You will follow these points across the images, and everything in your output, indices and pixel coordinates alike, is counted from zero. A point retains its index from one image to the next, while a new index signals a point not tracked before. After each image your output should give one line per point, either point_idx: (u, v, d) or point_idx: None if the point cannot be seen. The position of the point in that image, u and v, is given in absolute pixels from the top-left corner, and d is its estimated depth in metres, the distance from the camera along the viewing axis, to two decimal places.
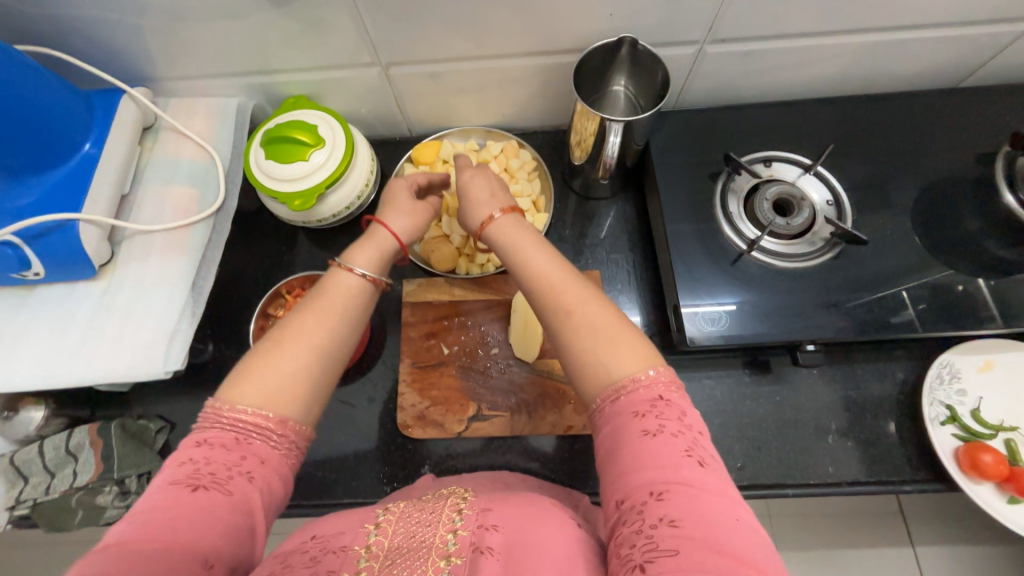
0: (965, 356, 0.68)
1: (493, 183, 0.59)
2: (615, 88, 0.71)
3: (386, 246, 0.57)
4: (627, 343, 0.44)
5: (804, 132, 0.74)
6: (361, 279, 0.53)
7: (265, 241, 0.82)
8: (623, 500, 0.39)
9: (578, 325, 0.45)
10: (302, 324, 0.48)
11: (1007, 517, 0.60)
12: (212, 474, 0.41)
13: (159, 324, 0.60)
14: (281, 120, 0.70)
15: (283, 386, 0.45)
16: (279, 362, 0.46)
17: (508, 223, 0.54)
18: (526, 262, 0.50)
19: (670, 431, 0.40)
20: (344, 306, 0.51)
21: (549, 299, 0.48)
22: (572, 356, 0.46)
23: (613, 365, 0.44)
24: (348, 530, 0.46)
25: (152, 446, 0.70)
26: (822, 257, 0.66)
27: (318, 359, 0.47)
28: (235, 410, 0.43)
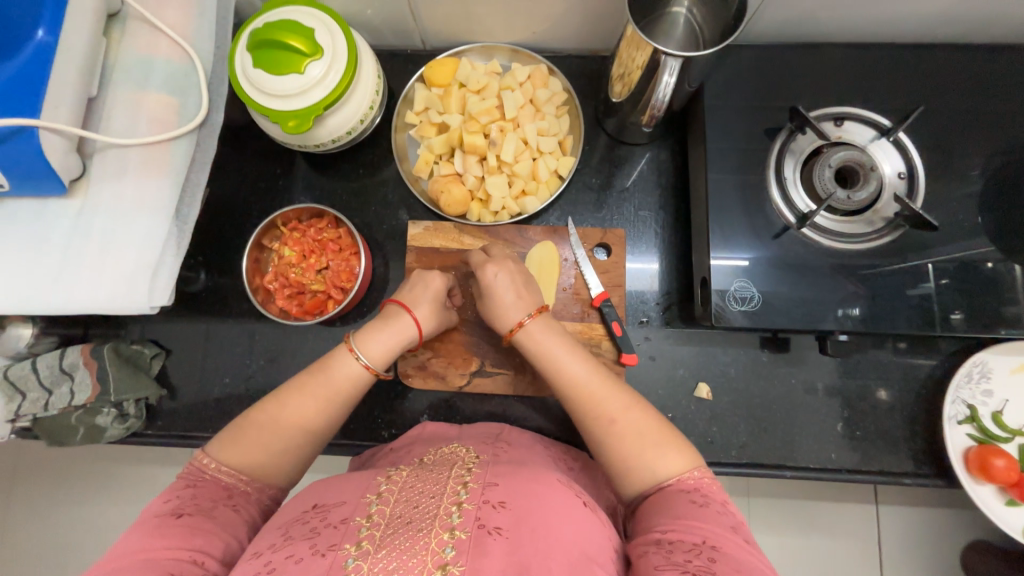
0: (1002, 357, 0.63)
1: (517, 278, 0.59)
2: (674, 10, 0.59)
3: (403, 338, 0.56)
4: (673, 448, 0.48)
5: (889, 84, 0.62)
6: (358, 367, 0.53)
7: (257, 162, 0.74)
8: (668, 533, 0.41)
9: (620, 433, 0.49)
10: (296, 396, 0.50)
11: (1000, 518, 0.60)
12: (196, 504, 0.43)
13: (141, 254, 0.55)
14: (270, 19, 0.58)
15: (273, 455, 0.48)
16: (271, 433, 0.48)
17: (540, 329, 0.56)
18: (563, 365, 0.53)
19: (716, 508, 0.44)
20: (344, 397, 0.52)
21: (585, 409, 0.51)
22: (614, 456, 0.49)
23: (657, 467, 0.47)
24: (349, 500, 0.46)
25: (148, 371, 0.69)
26: (879, 240, 0.58)
27: (306, 428, 0.50)
28: (221, 471, 0.47)
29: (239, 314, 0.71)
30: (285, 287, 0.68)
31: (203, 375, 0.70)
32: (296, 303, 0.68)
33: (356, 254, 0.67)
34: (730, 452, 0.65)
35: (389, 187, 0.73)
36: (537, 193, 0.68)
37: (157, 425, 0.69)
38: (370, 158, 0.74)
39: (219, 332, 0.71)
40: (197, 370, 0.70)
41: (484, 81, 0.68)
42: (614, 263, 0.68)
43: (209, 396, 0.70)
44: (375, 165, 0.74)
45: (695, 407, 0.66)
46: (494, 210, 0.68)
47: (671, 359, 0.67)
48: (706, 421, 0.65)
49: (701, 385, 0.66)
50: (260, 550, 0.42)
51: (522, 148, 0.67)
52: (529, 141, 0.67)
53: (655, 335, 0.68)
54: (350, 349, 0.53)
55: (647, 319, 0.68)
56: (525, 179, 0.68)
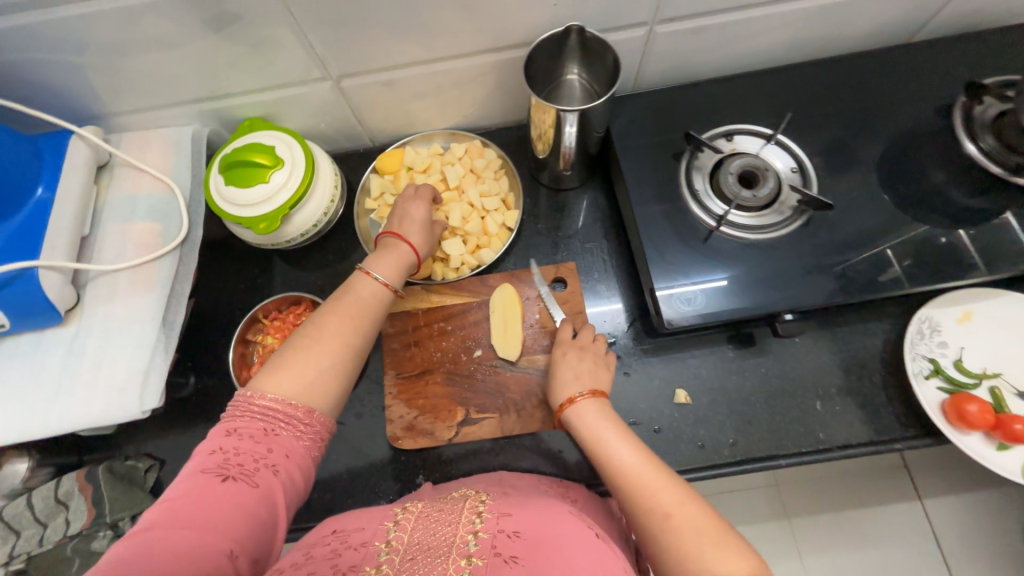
0: (943, 309, 0.68)
1: (586, 369, 0.63)
2: (569, 77, 0.71)
3: (405, 258, 0.62)
4: (731, 548, 0.43)
5: (764, 102, 0.74)
6: (378, 286, 0.58)
7: (237, 267, 0.81)
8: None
9: (673, 527, 0.45)
10: (338, 324, 0.53)
11: (998, 464, 0.61)
12: (240, 466, 0.44)
13: (132, 364, 0.59)
14: (237, 145, 0.69)
15: (320, 375, 0.50)
16: (315, 355, 0.50)
17: (589, 409, 0.58)
18: (613, 449, 0.53)
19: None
20: (372, 309, 0.56)
21: (633, 495, 0.49)
22: (669, 553, 0.45)
23: (715, 570, 0.42)
24: (367, 527, 0.49)
25: (142, 485, 0.70)
26: (791, 225, 0.66)
27: (346, 355, 0.52)
28: (264, 400, 0.47)
29: None
30: None
31: None
32: None
33: None
34: (723, 453, 0.65)
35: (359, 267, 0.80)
36: (490, 246, 0.75)
37: None
38: (338, 244, 0.81)
39: (212, 432, 0.73)
40: None
41: (428, 162, 0.78)
42: (572, 293, 0.74)
43: None
44: (344, 250, 0.81)
45: (678, 414, 0.68)
46: (455, 267, 0.74)
47: (644, 372, 0.70)
48: (691, 426, 0.67)
49: (678, 391, 0.68)
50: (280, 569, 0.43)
51: (469, 211, 0.75)
52: (475, 203, 0.76)
53: (625, 353, 0.71)
54: (364, 271, 0.58)
55: (614, 339, 0.72)
56: (478, 236, 0.75)
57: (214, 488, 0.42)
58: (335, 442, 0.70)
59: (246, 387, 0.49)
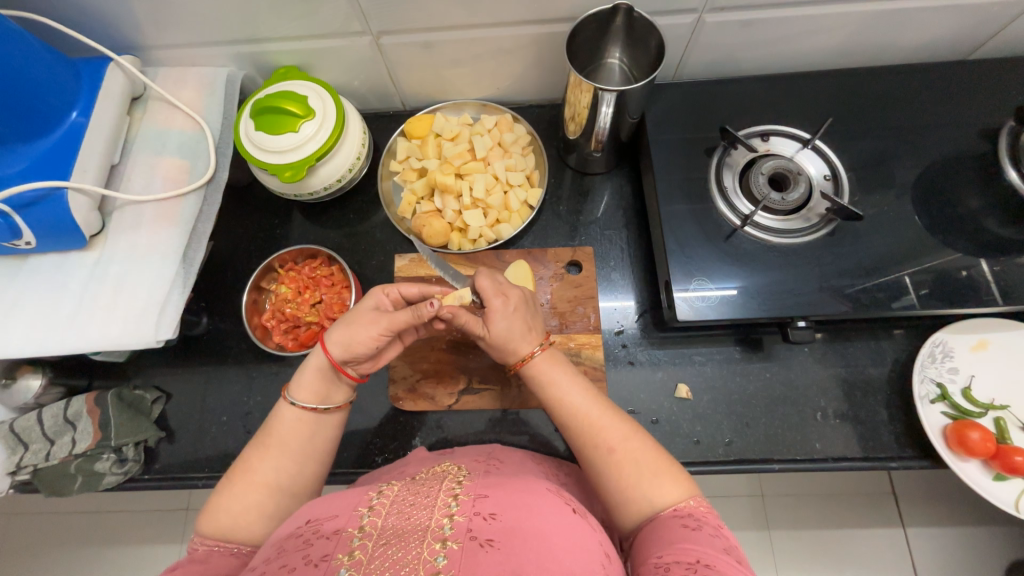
0: (959, 335, 0.67)
1: (526, 317, 0.59)
2: (610, 61, 0.70)
3: (326, 373, 0.56)
4: (669, 477, 0.48)
5: (805, 105, 0.72)
6: (300, 414, 0.55)
7: (257, 215, 0.82)
8: (664, 557, 0.41)
9: (617, 461, 0.49)
10: (255, 464, 0.51)
11: (991, 493, 0.61)
12: (192, 560, 0.46)
13: (150, 294, 0.60)
14: (270, 91, 0.69)
15: (245, 512, 0.49)
16: (235, 500, 0.50)
17: (548, 362, 0.57)
18: (569, 396, 0.54)
19: (709, 531, 0.44)
20: (294, 442, 0.53)
21: (584, 436, 0.52)
22: (615, 483, 0.49)
23: (652, 496, 0.47)
24: (341, 515, 0.47)
25: (148, 415, 0.71)
26: (817, 232, 0.65)
27: (273, 495, 0.51)
28: (204, 540, 0.48)
29: (237, 355, 0.75)
30: (281, 323, 0.73)
31: (201, 416, 0.73)
32: (292, 337, 0.73)
33: (347, 287, 0.73)
34: (717, 451, 0.66)
35: (377, 228, 0.81)
36: (510, 221, 0.75)
37: (154, 469, 0.71)
38: (360, 204, 0.82)
39: (219, 373, 0.75)
40: (194, 412, 0.73)
41: (457, 130, 0.77)
42: (586, 277, 0.74)
43: (206, 436, 0.72)
44: (363, 210, 0.81)
45: (677, 408, 0.68)
46: (472, 238, 0.75)
47: (649, 364, 0.70)
48: (689, 421, 0.67)
49: (681, 386, 0.68)
50: (256, 563, 0.45)
51: (493, 183, 0.75)
52: (499, 176, 0.75)
53: (632, 344, 0.72)
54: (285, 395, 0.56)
55: (622, 329, 0.72)
56: (499, 209, 0.75)
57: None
58: None
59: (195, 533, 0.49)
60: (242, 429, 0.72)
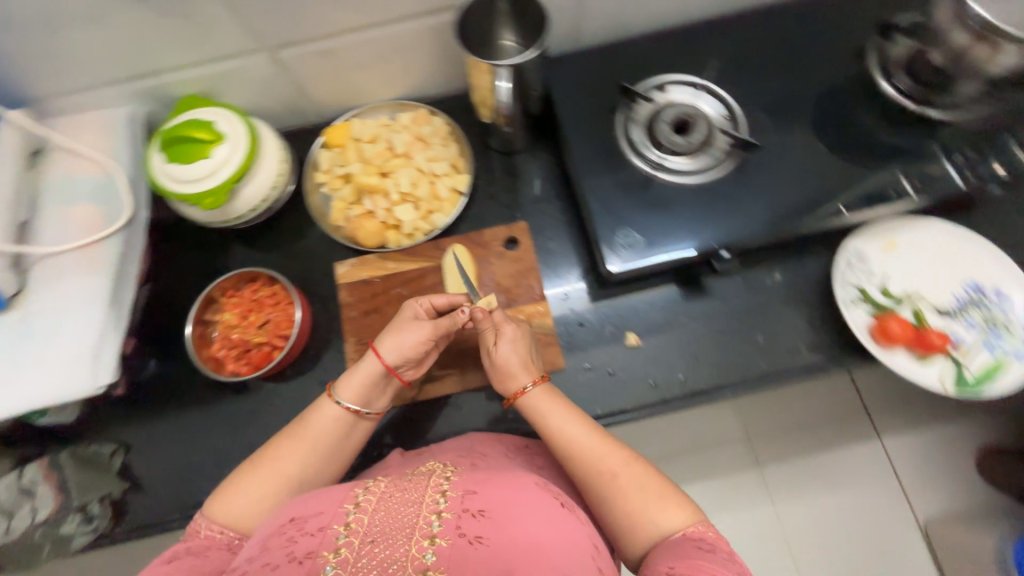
0: (869, 240, 0.73)
1: (524, 354, 0.63)
2: (504, 42, 0.72)
3: (373, 379, 0.61)
4: (673, 502, 0.53)
5: (697, 53, 0.76)
6: (341, 412, 0.60)
7: (189, 250, 0.80)
8: (676, 567, 0.46)
9: (623, 486, 0.54)
10: (279, 456, 0.57)
11: (920, 377, 0.65)
12: (189, 551, 0.51)
13: (81, 343, 0.59)
14: (175, 123, 0.68)
15: (257, 499, 0.55)
16: (253, 483, 0.56)
17: (540, 396, 0.60)
18: (568, 428, 0.57)
19: (717, 551, 0.48)
20: (318, 441, 0.59)
21: (586, 466, 0.56)
22: (625, 507, 0.53)
23: (661, 520, 0.52)
24: (326, 511, 0.49)
25: (109, 469, 0.70)
26: (722, 167, 0.69)
27: (285, 487, 0.56)
28: (211, 525, 0.53)
29: (192, 392, 0.74)
30: (232, 350, 0.72)
31: (165, 460, 0.71)
32: (246, 363, 0.72)
33: (292, 303, 0.73)
34: (674, 389, 0.69)
35: (315, 241, 0.81)
36: (442, 210, 0.77)
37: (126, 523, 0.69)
38: (293, 221, 0.82)
39: (177, 414, 0.73)
40: (158, 457, 0.72)
41: (375, 131, 0.79)
42: (525, 251, 0.76)
43: (174, 478, 0.71)
44: (298, 226, 0.81)
45: (629, 356, 0.71)
46: (408, 233, 0.76)
47: (598, 321, 0.73)
48: (643, 366, 0.71)
49: (629, 334, 0.72)
50: (239, 562, 0.47)
51: (419, 177, 0.76)
52: (423, 169, 0.77)
53: (578, 306, 0.74)
54: (329, 395, 0.61)
55: (567, 293, 0.75)
56: (429, 200, 0.76)
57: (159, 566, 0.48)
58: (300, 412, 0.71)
59: (201, 516, 0.55)
60: (211, 464, 0.71)
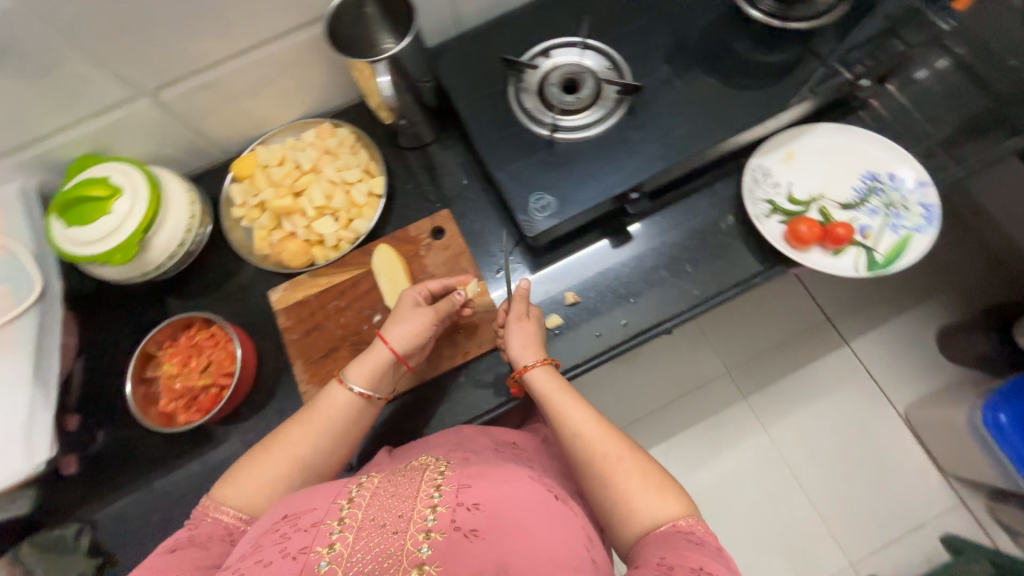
0: (768, 155, 0.76)
1: (530, 335, 0.67)
2: (385, 46, 0.73)
3: (382, 365, 0.63)
4: (668, 494, 0.53)
5: (575, 11, 0.78)
6: (350, 398, 0.61)
7: (117, 313, 0.78)
8: (667, 559, 0.46)
9: (613, 467, 0.54)
10: (296, 439, 0.58)
11: (837, 269, 0.69)
12: (193, 540, 0.51)
13: (8, 425, 0.57)
14: (69, 186, 0.67)
15: (267, 482, 0.56)
16: (267, 466, 0.56)
17: (546, 375, 0.63)
18: (566, 407, 0.60)
19: (709, 545, 0.48)
20: (331, 423, 0.60)
21: (580, 445, 0.57)
22: (611, 491, 0.54)
23: (652, 511, 0.52)
24: (320, 507, 0.50)
25: (76, 549, 0.67)
26: (614, 114, 0.71)
27: (295, 471, 0.57)
28: (222, 510, 0.54)
29: (150, 452, 0.72)
30: (180, 401, 0.71)
31: (136, 526, 0.69)
32: (197, 410, 0.71)
33: (231, 341, 0.71)
34: (618, 333, 0.72)
35: (245, 275, 0.80)
36: (362, 215, 0.77)
37: None
38: (219, 260, 0.81)
39: (138, 477, 0.71)
40: (127, 525, 0.69)
41: (281, 154, 0.78)
42: (452, 237, 0.77)
43: (148, 543, 0.69)
44: (225, 264, 0.81)
45: (572, 313, 0.73)
46: (334, 245, 0.76)
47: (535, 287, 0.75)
48: (587, 319, 0.73)
49: (567, 293, 0.74)
50: (231, 561, 0.47)
51: (332, 188, 0.77)
52: (335, 180, 0.77)
53: (514, 278, 0.75)
54: (340, 381, 0.61)
55: (502, 268, 0.77)
56: (347, 209, 0.77)
57: (166, 555, 0.49)
58: None
59: (210, 497, 0.56)
60: (183, 517, 0.69)
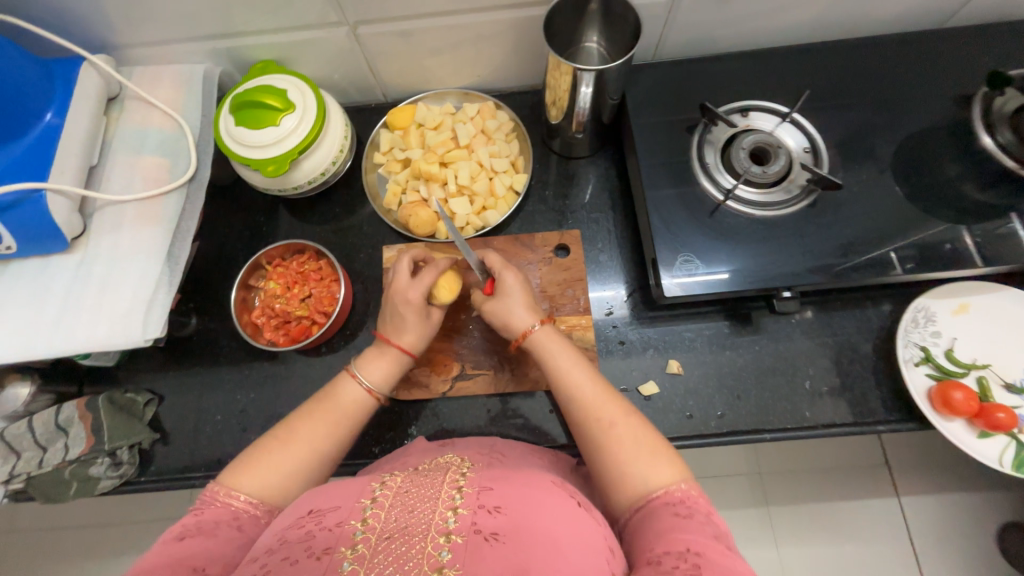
0: (940, 299, 0.69)
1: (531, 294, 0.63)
2: (587, 44, 0.70)
3: (396, 362, 0.61)
4: (662, 458, 0.48)
5: (782, 79, 0.73)
6: (364, 393, 0.59)
7: (242, 213, 0.81)
8: (656, 548, 0.41)
9: (608, 438, 0.50)
10: (314, 427, 0.54)
11: (978, 452, 0.62)
12: (200, 529, 0.46)
13: (135, 294, 0.59)
14: (248, 86, 0.68)
15: (284, 477, 0.51)
16: (285, 456, 0.52)
17: (547, 334, 0.59)
18: (567, 371, 0.56)
19: (699, 518, 0.43)
20: (350, 415, 0.57)
21: (581, 412, 0.53)
22: (604, 461, 0.49)
23: (645, 476, 0.47)
24: (343, 505, 0.47)
25: (141, 418, 0.71)
26: (798, 204, 0.66)
27: (319, 463, 0.54)
28: (233, 497, 0.49)
29: (229, 354, 0.75)
30: (272, 319, 0.72)
31: (196, 417, 0.72)
32: (283, 333, 0.72)
33: (336, 281, 0.72)
34: (710, 424, 0.67)
35: (364, 221, 0.80)
36: (496, 207, 0.75)
37: (150, 472, 0.70)
38: (346, 198, 0.81)
39: (211, 371, 0.74)
40: (189, 413, 0.73)
41: (439, 119, 0.77)
42: (574, 261, 0.74)
43: (202, 437, 0.71)
44: (350, 203, 0.81)
45: (669, 383, 0.69)
46: (459, 226, 0.75)
47: (640, 342, 0.71)
48: (682, 396, 0.68)
49: (672, 362, 0.69)
50: (257, 555, 0.44)
51: (478, 171, 0.75)
52: (484, 163, 0.75)
53: (622, 323, 0.72)
54: (351, 374, 0.59)
55: (612, 309, 0.73)
56: (485, 196, 0.75)
57: (177, 548, 0.44)
58: None
59: (215, 482, 0.50)
60: (237, 426, 0.72)
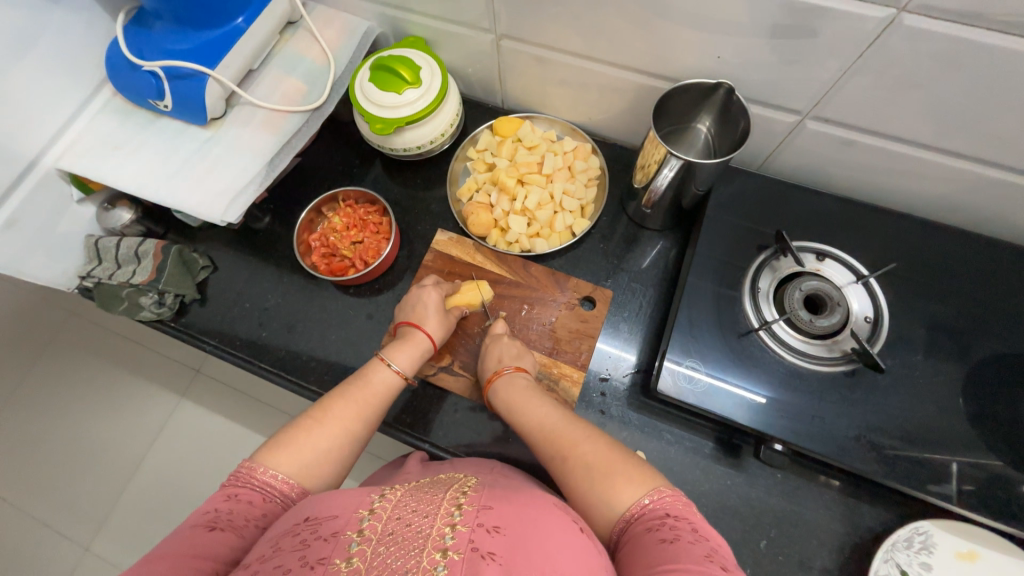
0: (948, 534, 0.60)
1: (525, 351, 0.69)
2: (695, 126, 0.72)
3: (421, 348, 0.67)
4: (621, 476, 0.48)
5: (874, 238, 0.70)
6: (394, 376, 0.63)
7: (344, 150, 0.91)
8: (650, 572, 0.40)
9: (572, 466, 0.51)
10: (380, 369, 0.63)
11: None
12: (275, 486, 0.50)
13: (231, 182, 0.70)
14: (393, 52, 0.77)
15: (362, 410, 0.58)
16: (364, 393, 0.60)
17: (513, 378, 0.64)
18: (531, 411, 0.59)
19: (687, 539, 0.42)
20: (410, 363, 0.65)
21: (546, 446, 0.55)
22: (576, 484, 0.50)
23: (613, 502, 0.47)
24: (342, 514, 0.44)
25: (194, 276, 0.83)
26: (832, 367, 0.64)
27: (387, 398, 0.62)
28: (323, 422, 0.55)
29: (279, 259, 0.85)
30: (323, 247, 0.81)
31: (230, 296, 0.83)
32: (326, 262, 0.81)
33: (386, 239, 0.80)
34: None
35: (435, 200, 0.87)
36: (548, 238, 0.79)
37: (181, 322, 0.82)
38: (429, 174, 0.89)
39: (259, 266, 0.85)
40: (227, 291, 0.84)
41: (537, 141, 0.83)
42: (594, 316, 0.76)
43: (227, 314, 0.82)
44: (430, 180, 0.88)
45: None
46: (509, 240, 0.79)
47: (619, 420, 0.71)
48: None
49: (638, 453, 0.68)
50: (251, 561, 0.43)
51: (546, 200, 0.79)
52: (554, 197, 0.80)
53: (611, 396, 0.72)
54: (382, 359, 0.64)
55: (607, 377, 0.73)
56: (542, 225, 0.79)
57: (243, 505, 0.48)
58: (341, 327, 0.80)
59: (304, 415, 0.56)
60: (256, 320, 0.81)
